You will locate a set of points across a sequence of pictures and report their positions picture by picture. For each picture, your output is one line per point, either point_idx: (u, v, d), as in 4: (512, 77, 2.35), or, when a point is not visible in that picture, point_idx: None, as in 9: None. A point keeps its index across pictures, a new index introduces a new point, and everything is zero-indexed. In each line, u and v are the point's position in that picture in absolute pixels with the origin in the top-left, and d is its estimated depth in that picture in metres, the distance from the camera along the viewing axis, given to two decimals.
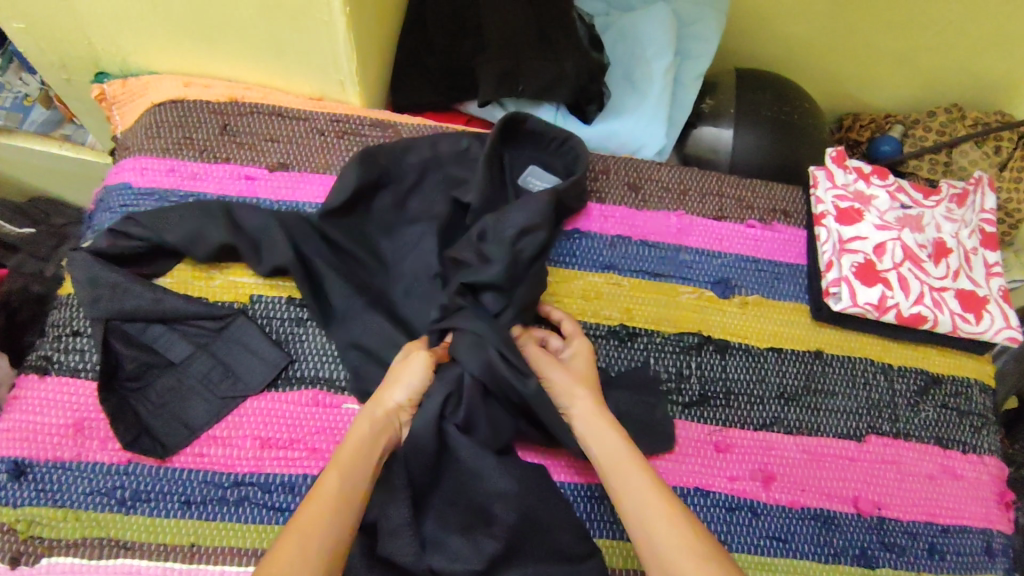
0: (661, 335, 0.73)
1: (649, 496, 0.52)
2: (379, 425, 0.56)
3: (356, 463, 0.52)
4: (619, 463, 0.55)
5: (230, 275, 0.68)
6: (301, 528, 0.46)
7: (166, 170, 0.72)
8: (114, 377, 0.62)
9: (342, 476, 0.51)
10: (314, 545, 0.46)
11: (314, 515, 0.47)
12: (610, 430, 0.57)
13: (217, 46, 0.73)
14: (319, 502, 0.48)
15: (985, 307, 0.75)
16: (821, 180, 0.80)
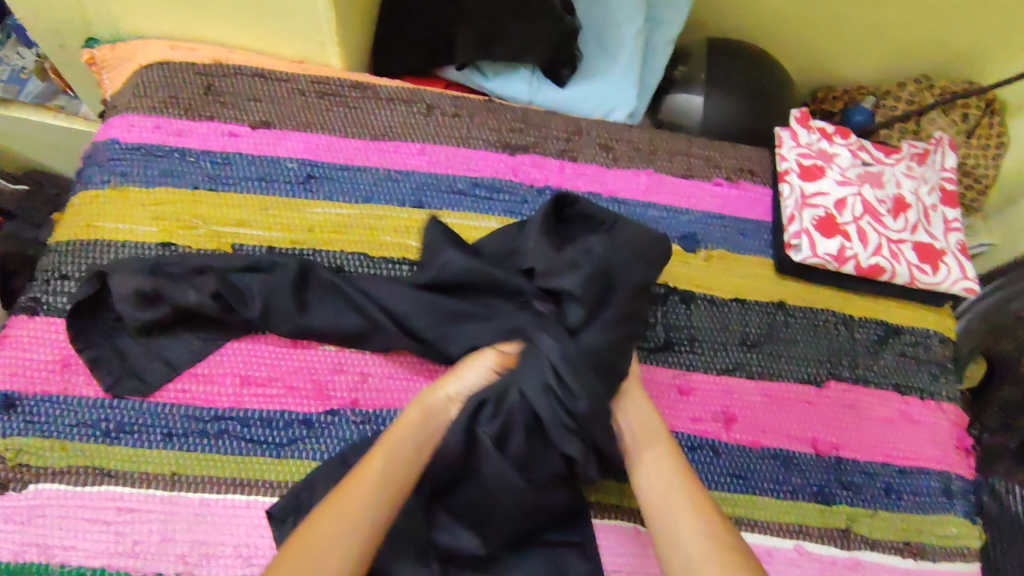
0: None
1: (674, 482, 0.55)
2: (426, 419, 0.58)
3: (400, 451, 0.53)
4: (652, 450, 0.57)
5: (213, 224, 0.71)
6: (340, 511, 0.48)
7: (152, 127, 0.75)
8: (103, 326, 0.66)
9: (384, 463, 0.52)
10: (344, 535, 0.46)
11: (353, 499, 0.49)
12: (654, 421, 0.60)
13: (202, 10, 0.76)
14: (361, 486, 0.50)
15: (942, 259, 0.78)
16: (786, 139, 0.83)
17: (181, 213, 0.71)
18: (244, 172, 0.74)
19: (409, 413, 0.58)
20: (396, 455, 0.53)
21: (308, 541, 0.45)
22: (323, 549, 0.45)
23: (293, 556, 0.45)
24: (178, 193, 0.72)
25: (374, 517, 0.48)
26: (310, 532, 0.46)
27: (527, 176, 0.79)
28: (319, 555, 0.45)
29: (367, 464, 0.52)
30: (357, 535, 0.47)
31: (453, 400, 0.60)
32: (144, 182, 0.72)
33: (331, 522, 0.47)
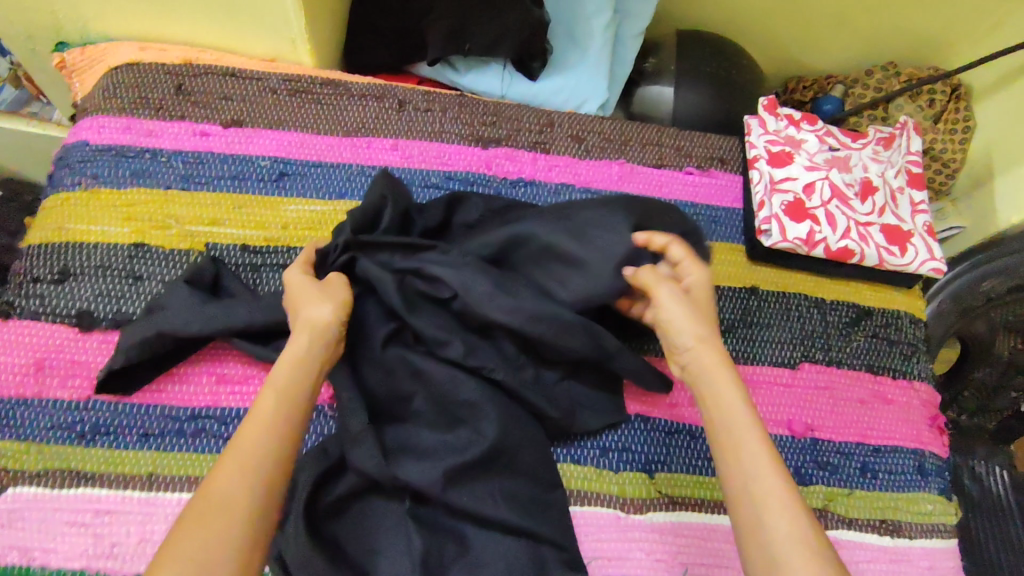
0: None
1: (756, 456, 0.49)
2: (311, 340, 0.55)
3: (291, 378, 0.51)
4: (732, 423, 0.52)
5: (186, 224, 0.71)
6: (236, 454, 0.45)
7: (122, 128, 0.75)
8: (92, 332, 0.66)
9: (277, 396, 0.49)
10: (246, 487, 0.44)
11: (247, 440, 0.46)
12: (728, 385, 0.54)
13: (171, 10, 0.76)
14: (256, 427, 0.47)
15: (909, 241, 0.79)
16: (754, 127, 0.84)
17: (154, 213, 0.71)
18: (217, 171, 0.74)
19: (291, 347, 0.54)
20: (286, 385, 0.50)
21: (207, 499, 0.43)
22: (221, 506, 0.42)
23: (197, 521, 0.42)
24: (150, 193, 0.72)
25: (271, 455, 0.46)
26: (210, 492, 0.43)
27: (500, 169, 0.80)
28: (219, 512, 0.42)
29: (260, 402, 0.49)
30: (253, 482, 0.44)
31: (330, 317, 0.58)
32: (116, 183, 0.72)
33: (226, 472, 0.44)
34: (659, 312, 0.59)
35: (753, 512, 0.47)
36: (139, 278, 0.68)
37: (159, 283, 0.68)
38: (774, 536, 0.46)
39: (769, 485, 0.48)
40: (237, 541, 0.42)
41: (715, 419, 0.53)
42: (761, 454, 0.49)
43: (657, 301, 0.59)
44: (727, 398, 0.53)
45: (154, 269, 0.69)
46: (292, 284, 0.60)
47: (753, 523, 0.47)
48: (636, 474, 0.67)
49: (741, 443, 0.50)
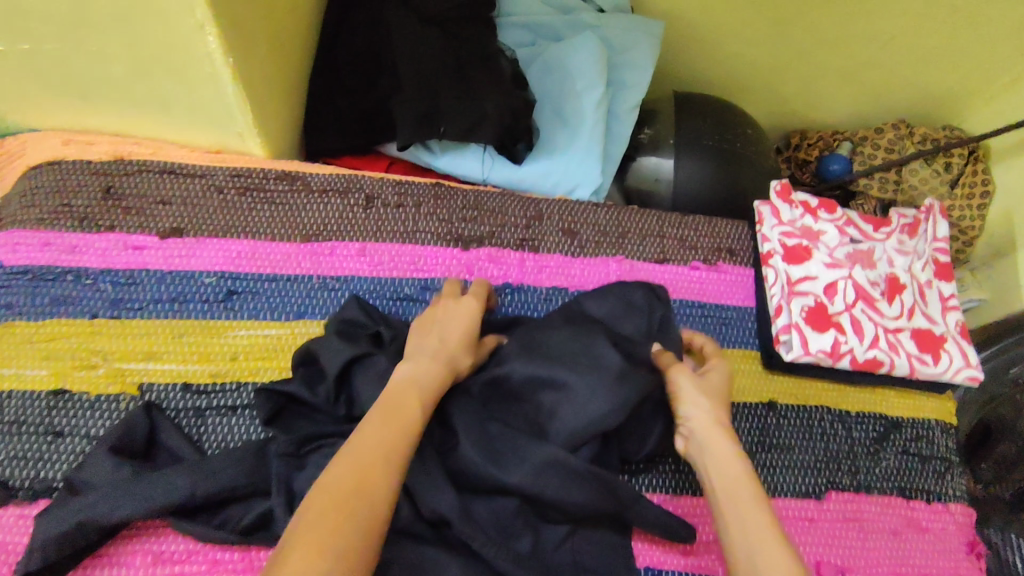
0: None
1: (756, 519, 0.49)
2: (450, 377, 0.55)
3: (431, 397, 0.51)
4: (737, 492, 0.51)
5: (116, 361, 0.61)
6: (381, 454, 0.45)
7: (41, 244, 0.64)
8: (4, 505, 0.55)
9: (422, 408, 0.50)
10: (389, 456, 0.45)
11: (391, 443, 0.46)
12: (734, 456, 0.53)
13: (95, 102, 0.65)
14: (398, 431, 0.47)
15: (942, 346, 0.71)
16: (766, 216, 0.74)
17: (78, 350, 0.61)
18: (153, 292, 0.64)
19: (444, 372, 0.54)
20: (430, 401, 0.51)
21: (355, 483, 0.42)
22: (369, 504, 0.42)
23: (340, 470, 0.43)
24: (73, 325, 0.62)
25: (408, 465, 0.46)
26: (356, 448, 0.45)
27: (483, 274, 0.70)
28: (356, 463, 0.44)
29: (402, 406, 0.49)
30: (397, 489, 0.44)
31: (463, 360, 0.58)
32: (33, 313, 0.62)
33: (372, 469, 0.44)
34: (673, 388, 0.59)
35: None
36: (58, 434, 0.58)
37: (85, 440, 0.58)
38: None
39: (761, 530, 0.48)
40: (375, 544, 0.41)
41: (725, 484, 0.52)
42: (757, 508, 0.49)
43: (672, 384, 0.59)
44: (729, 464, 0.53)
45: (77, 422, 0.59)
46: (462, 311, 0.60)
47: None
48: None
49: (743, 495, 0.50)
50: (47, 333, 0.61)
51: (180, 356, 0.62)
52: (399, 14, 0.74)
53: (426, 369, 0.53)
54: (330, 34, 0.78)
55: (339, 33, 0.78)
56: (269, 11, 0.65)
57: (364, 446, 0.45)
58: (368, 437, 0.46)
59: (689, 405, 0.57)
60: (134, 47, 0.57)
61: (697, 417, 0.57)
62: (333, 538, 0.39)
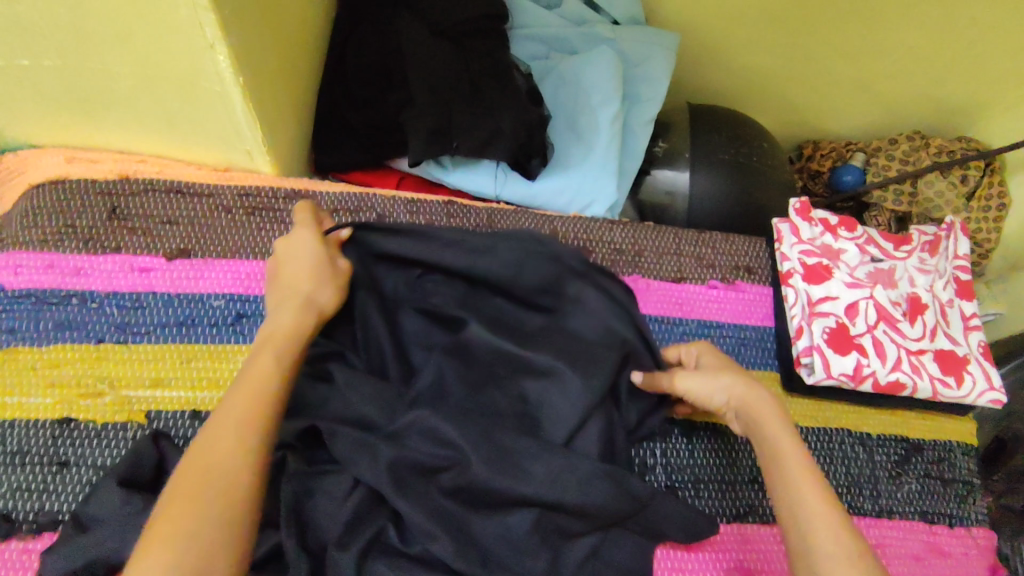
0: (680, 434, 0.66)
1: (810, 494, 0.48)
2: (305, 316, 0.52)
3: (290, 346, 0.50)
4: (786, 467, 0.50)
5: (122, 388, 0.59)
6: (234, 429, 0.44)
7: (44, 266, 0.62)
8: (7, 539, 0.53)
9: (279, 360, 0.48)
10: (246, 433, 0.44)
11: (242, 410, 0.45)
12: (779, 425, 0.52)
13: (98, 118, 0.63)
14: (250, 392, 0.46)
15: (965, 368, 0.69)
16: (786, 234, 0.73)
17: (82, 376, 0.59)
18: (160, 316, 0.62)
19: (291, 314, 0.52)
20: (287, 351, 0.49)
21: (208, 471, 0.42)
22: (222, 479, 0.42)
23: (194, 457, 0.42)
24: (78, 350, 0.60)
25: (267, 426, 0.45)
26: (212, 428, 0.44)
27: None
28: (210, 446, 0.43)
29: (253, 366, 0.47)
30: (257, 457, 0.44)
31: (319, 287, 0.54)
32: (37, 338, 0.60)
33: (218, 443, 0.43)
34: (684, 392, 0.57)
35: (807, 560, 0.45)
36: (64, 464, 0.56)
37: (90, 470, 0.56)
38: None
39: (818, 504, 0.47)
40: (238, 520, 0.41)
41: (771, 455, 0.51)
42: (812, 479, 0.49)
43: (680, 389, 0.57)
44: (773, 435, 0.51)
45: (83, 452, 0.57)
46: (298, 246, 0.56)
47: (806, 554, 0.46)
48: None
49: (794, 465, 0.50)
50: (51, 360, 0.59)
51: (188, 382, 0.60)
52: (410, 26, 0.73)
53: (284, 316, 0.51)
54: (339, 47, 0.77)
55: (348, 45, 0.76)
56: (279, 28, 0.63)
57: (216, 419, 0.44)
58: (221, 410, 0.45)
59: (716, 383, 0.55)
60: (140, 65, 0.55)
61: (729, 390, 0.55)
62: (182, 523, 0.39)
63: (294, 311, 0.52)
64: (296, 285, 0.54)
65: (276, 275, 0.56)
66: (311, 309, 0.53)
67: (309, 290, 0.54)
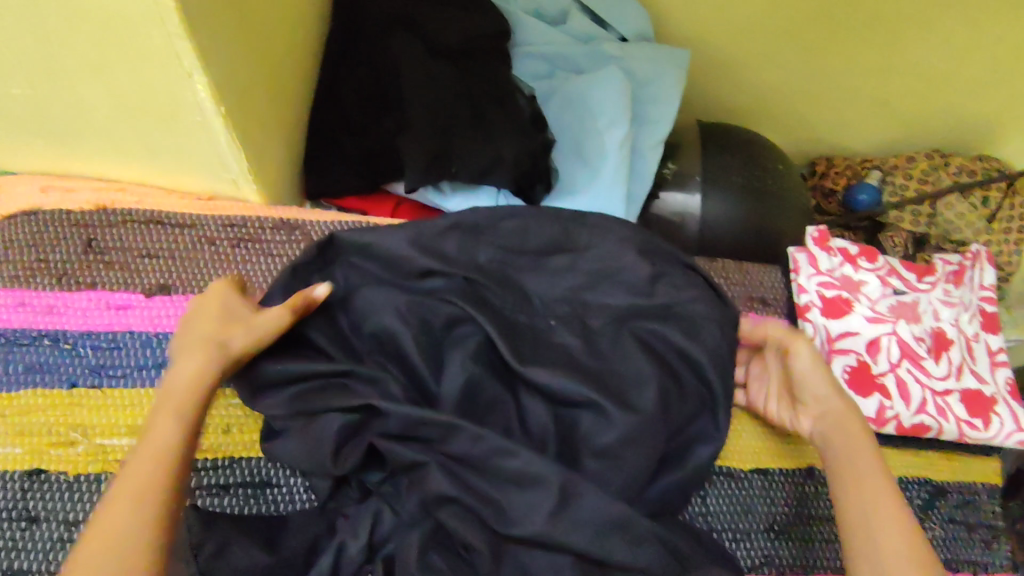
0: (722, 477, 0.63)
1: (883, 497, 0.49)
2: (201, 365, 0.48)
3: (192, 407, 0.46)
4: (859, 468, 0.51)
5: (96, 436, 0.55)
6: (133, 497, 0.40)
7: (15, 304, 0.58)
8: None
9: (178, 421, 0.45)
10: (145, 500, 0.41)
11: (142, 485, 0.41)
12: (858, 434, 0.54)
13: (72, 146, 0.59)
14: (150, 461, 0.43)
15: (992, 409, 0.66)
16: (803, 265, 0.69)
17: (53, 423, 0.55)
18: (138, 358, 0.58)
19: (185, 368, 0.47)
20: (187, 413, 0.45)
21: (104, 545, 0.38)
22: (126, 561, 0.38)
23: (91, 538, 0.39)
24: (51, 396, 0.56)
25: (172, 496, 0.42)
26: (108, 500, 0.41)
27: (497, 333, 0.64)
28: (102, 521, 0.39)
29: (153, 433, 0.44)
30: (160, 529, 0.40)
31: (224, 328, 0.50)
32: (7, 383, 0.56)
33: (117, 519, 0.39)
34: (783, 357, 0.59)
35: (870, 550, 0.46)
36: (34, 520, 0.53)
37: (61, 526, 0.53)
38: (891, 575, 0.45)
39: (887, 509, 0.48)
40: None
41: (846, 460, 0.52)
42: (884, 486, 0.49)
43: (792, 350, 0.58)
44: (852, 440, 0.53)
45: (53, 507, 0.53)
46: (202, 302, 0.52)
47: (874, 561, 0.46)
48: None
49: (862, 477, 0.50)
50: (21, 406, 0.55)
51: None
52: (409, 46, 0.69)
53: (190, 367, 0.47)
54: (332, 67, 0.73)
55: (343, 63, 0.72)
56: (267, 50, 0.59)
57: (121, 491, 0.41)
58: (124, 482, 0.41)
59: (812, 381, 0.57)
60: (115, 96, 0.52)
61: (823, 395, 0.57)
62: None
63: (190, 361, 0.48)
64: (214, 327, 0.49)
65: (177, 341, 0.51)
66: (212, 354, 0.48)
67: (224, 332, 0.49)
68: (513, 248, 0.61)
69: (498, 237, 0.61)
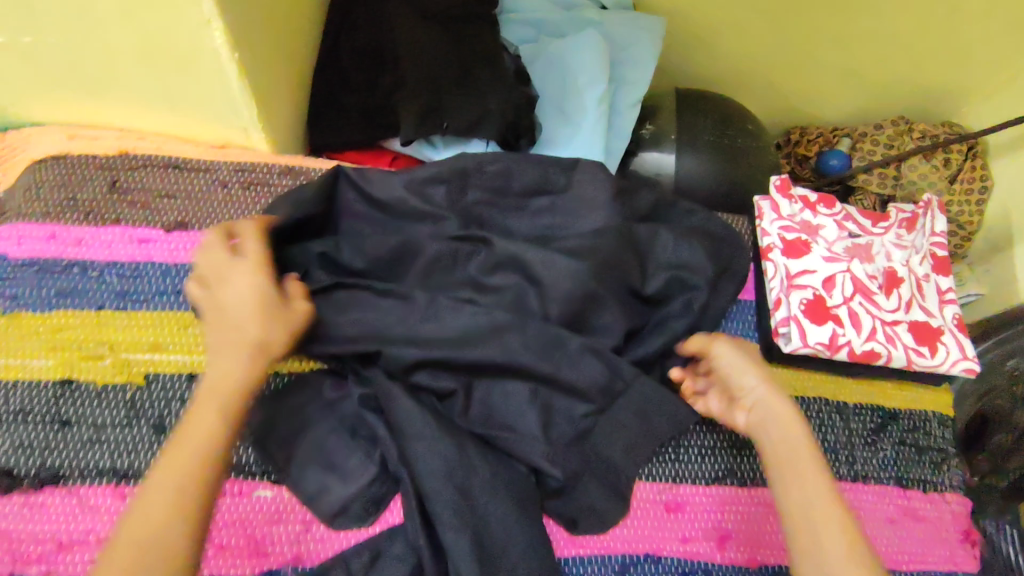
0: None
1: (817, 481, 0.53)
2: (247, 362, 0.52)
3: (232, 405, 0.50)
4: (795, 452, 0.55)
5: (122, 352, 0.61)
6: (170, 499, 0.45)
7: (47, 237, 0.64)
8: (12, 492, 0.56)
9: (217, 420, 0.49)
10: (184, 498, 0.46)
11: (185, 464, 0.47)
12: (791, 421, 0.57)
13: (98, 95, 0.65)
14: (183, 459, 0.47)
15: (939, 339, 0.72)
16: (766, 211, 0.75)
17: (84, 339, 0.61)
18: (158, 284, 0.64)
19: (223, 365, 0.51)
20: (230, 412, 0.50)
21: (143, 547, 0.43)
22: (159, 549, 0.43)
23: (129, 534, 0.44)
24: (80, 316, 0.62)
25: (215, 472, 0.48)
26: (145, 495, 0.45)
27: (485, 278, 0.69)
28: (143, 519, 0.44)
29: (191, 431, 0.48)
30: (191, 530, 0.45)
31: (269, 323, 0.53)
32: (40, 305, 0.62)
33: (161, 511, 0.45)
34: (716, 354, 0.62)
35: (809, 531, 0.51)
36: (66, 423, 0.59)
37: (92, 429, 0.59)
38: (828, 554, 0.50)
39: (827, 508, 0.52)
40: None
41: (783, 456, 0.55)
42: (817, 481, 0.53)
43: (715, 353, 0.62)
44: (785, 426, 0.57)
45: (84, 411, 0.59)
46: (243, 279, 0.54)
47: (814, 555, 0.50)
48: None
49: (799, 464, 0.54)
50: (53, 324, 0.62)
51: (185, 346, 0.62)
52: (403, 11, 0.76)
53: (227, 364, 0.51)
54: (333, 31, 0.79)
55: (344, 28, 0.78)
56: (274, 9, 0.66)
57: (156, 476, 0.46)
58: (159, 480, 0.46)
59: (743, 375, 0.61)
60: (139, 45, 0.58)
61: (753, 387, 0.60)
62: None
63: (233, 358, 0.51)
64: (241, 327, 0.53)
65: (208, 304, 0.54)
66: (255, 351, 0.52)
67: (260, 334, 0.53)
68: (498, 191, 0.68)
69: (484, 180, 0.68)
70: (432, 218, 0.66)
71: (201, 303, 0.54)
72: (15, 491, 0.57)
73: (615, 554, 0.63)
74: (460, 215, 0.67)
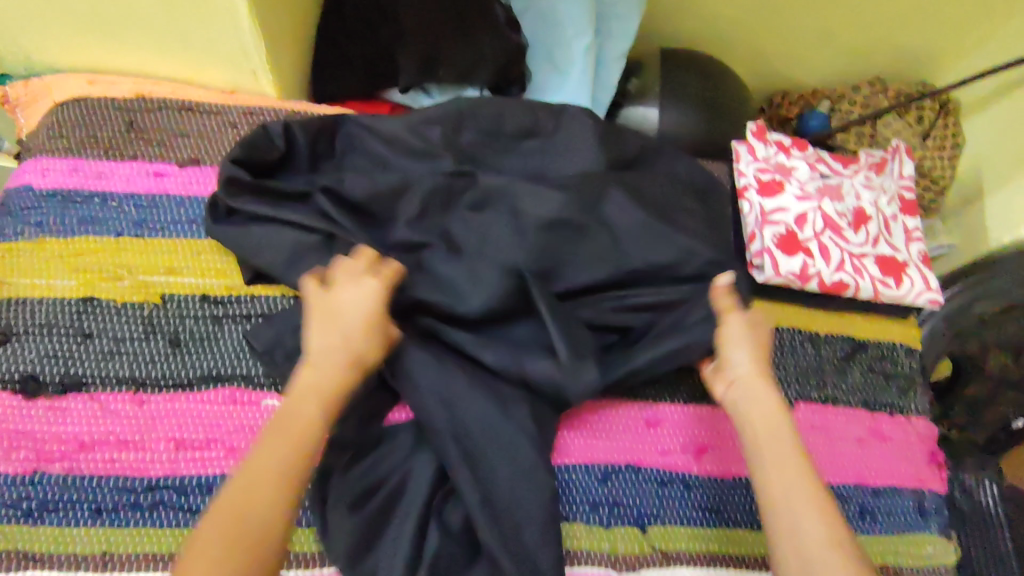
0: None
1: (796, 467, 0.52)
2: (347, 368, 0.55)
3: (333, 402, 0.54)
4: (776, 435, 0.54)
5: (139, 274, 0.66)
6: (269, 480, 0.48)
7: (69, 170, 0.69)
8: (39, 396, 0.61)
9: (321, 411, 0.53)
10: (286, 476, 0.49)
11: (289, 449, 0.50)
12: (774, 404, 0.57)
13: (117, 40, 0.70)
14: (291, 441, 0.50)
15: (905, 272, 0.77)
16: (743, 154, 0.80)
17: (103, 262, 0.66)
18: (172, 215, 0.69)
19: (338, 364, 0.55)
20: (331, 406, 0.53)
21: (240, 516, 0.46)
22: (261, 527, 0.46)
23: (232, 502, 0.46)
24: (99, 242, 0.67)
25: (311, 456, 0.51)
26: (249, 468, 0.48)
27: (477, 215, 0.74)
28: (245, 492, 0.47)
29: (295, 416, 0.52)
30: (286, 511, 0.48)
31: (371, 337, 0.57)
32: (62, 232, 0.67)
33: (263, 488, 0.47)
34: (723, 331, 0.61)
35: (787, 516, 0.50)
36: (87, 336, 0.64)
37: (112, 342, 0.64)
38: (805, 536, 0.48)
39: (806, 491, 0.51)
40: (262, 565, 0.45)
41: (762, 439, 0.55)
42: (803, 479, 0.51)
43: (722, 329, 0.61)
44: (767, 409, 0.56)
45: (105, 326, 0.64)
46: (364, 297, 0.58)
47: (792, 546, 0.49)
48: (628, 528, 0.66)
49: (780, 448, 0.54)
50: (75, 249, 0.66)
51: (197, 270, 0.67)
52: None
53: (328, 365, 0.54)
54: None
55: None
56: None
57: (253, 468, 0.49)
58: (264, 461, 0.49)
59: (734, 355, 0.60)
60: None
61: (740, 369, 0.59)
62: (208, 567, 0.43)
63: (337, 363, 0.55)
64: (346, 341, 0.56)
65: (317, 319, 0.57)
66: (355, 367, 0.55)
67: (359, 348, 0.56)
68: (490, 132, 0.72)
69: (478, 122, 0.72)
70: (428, 155, 0.71)
71: (314, 315, 0.57)
72: (41, 396, 0.61)
73: (598, 464, 0.67)
74: (455, 152, 0.71)
